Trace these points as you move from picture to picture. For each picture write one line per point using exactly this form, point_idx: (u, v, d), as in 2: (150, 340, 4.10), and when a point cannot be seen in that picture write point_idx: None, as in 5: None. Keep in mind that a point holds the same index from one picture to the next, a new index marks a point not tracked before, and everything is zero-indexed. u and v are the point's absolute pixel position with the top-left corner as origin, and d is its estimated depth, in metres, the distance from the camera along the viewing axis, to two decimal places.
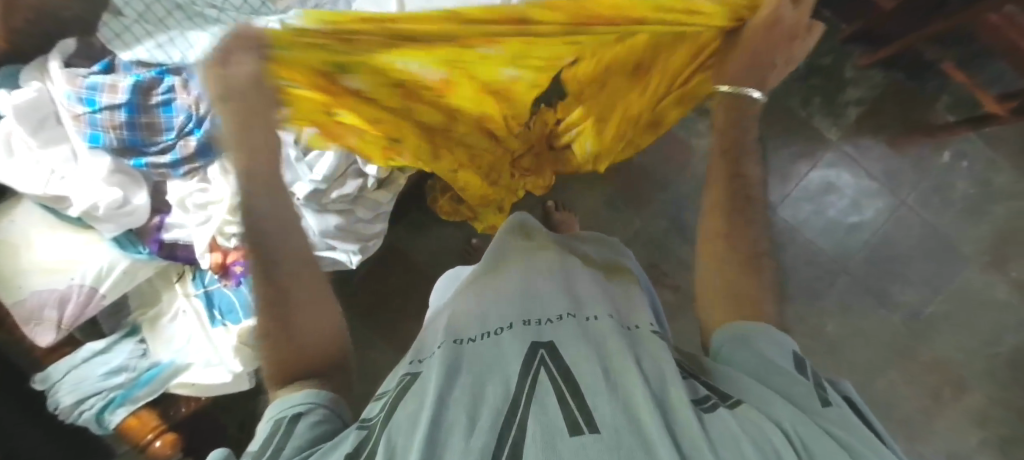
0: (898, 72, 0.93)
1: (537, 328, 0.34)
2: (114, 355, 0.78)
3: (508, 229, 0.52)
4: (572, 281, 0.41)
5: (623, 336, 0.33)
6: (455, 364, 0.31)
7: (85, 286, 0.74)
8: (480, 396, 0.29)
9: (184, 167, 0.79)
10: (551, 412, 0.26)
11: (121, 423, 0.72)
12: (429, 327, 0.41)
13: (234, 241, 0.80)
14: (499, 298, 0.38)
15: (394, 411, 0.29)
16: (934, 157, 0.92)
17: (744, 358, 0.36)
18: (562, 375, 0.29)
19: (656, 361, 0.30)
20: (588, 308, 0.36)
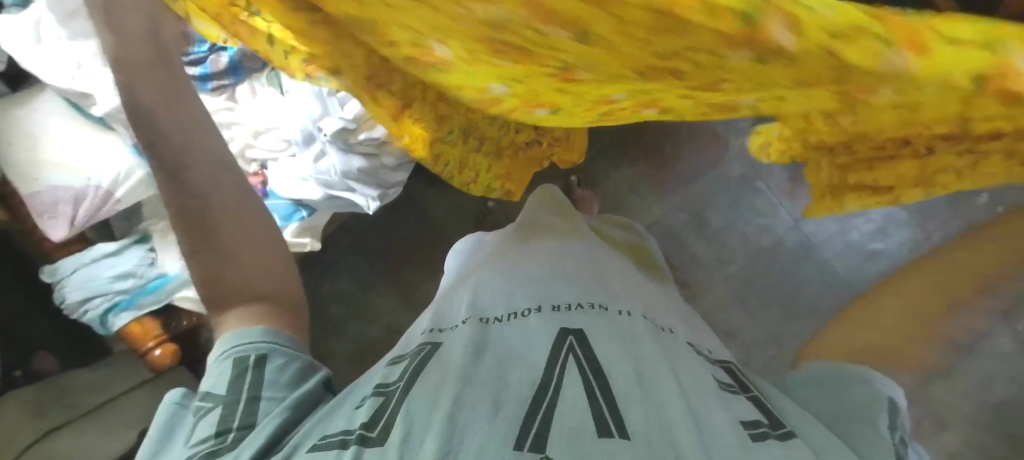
0: None
1: (565, 314, 0.33)
2: (123, 259, 0.78)
3: (545, 202, 0.51)
4: (604, 272, 0.40)
5: (654, 338, 0.32)
6: (480, 344, 0.31)
7: (100, 189, 0.73)
8: (505, 380, 0.28)
9: (213, 82, 0.78)
10: (579, 408, 0.25)
11: (123, 328, 0.74)
12: (452, 296, 0.41)
13: (255, 166, 0.82)
14: (529, 277, 0.38)
15: (416, 379, 0.29)
16: (970, 197, 0.90)
17: (825, 396, 0.37)
18: (592, 368, 0.28)
19: (690, 372, 0.29)
20: (619, 301, 0.36)
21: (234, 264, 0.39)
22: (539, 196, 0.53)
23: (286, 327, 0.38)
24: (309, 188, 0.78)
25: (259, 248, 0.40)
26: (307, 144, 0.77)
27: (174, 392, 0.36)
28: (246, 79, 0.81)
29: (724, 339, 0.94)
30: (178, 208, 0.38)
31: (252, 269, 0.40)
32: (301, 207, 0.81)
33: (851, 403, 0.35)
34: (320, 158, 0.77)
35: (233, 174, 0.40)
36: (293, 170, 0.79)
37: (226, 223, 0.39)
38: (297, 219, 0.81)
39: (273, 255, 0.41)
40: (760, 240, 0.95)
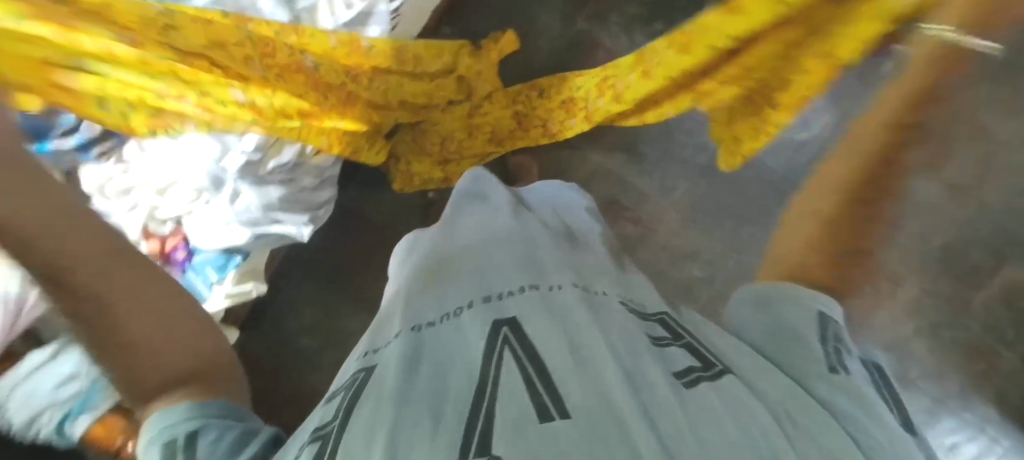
0: None
1: (498, 304, 0.32)
2: (59, 364, 0.75)
3: (466, 190, 0.50)
4: (533, 247, 0.39)
5: (586, 306, 0.31)
6: (414, 355, 0.30)
7: (10, 299, 0.72)
8: (444, 389, 0.27)
9: (97, 149, 0.72)
10: (518, 399, 0.24)
11: (83, 434, 0.70)
12: (387, 310, 0.39)
13: (170, 226, 0.78)
14: (459, 271, 0.37)
15: (352, 412, 0.27)
16: None
17: (759, 316, 0.38)
18: (527, 355, 0.27)
19: (623, 333, 0.29)
20: (551, 276, 0.35)
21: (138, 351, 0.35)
22: (463, 184, 0.51)
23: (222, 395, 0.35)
24: (233, 231, 0.74)
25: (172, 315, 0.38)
26: (217, 189, 0.72)
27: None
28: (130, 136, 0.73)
29: (690, 262, 0.96)
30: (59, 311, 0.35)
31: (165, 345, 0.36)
32: (232, 253, 0.78)
33: (782, 320, 0.36)
34: (236, 197, 0.72)
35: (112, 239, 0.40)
36: (211, 218, 0.74)
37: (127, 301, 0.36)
38: (232, 267, 0.78)
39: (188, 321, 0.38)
40: (698, 159, 0.95)
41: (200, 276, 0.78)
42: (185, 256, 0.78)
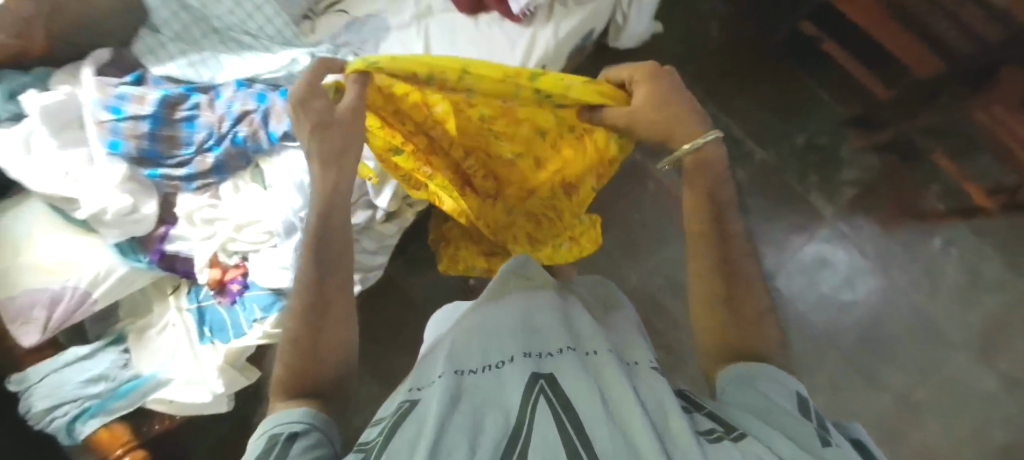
0: (892, 156, 0.97)
1: (537, 360, 0.35)
2: (96, 362, 0.80)
3: (511, 266, 0.54)
4: (570, 316, 0.43)
5: (618, 368, 0.34)
6: (455, 389, 0.32)
7: (78, 289, 0.77)
8: (480, 425, 0.29)
9: (197, 182, 0.82)
10: (552, 443, 0.26)
11: (91, 434, 0.75)
12: (428, 358, 0.41)
13: (235, 259, 0.84)
14: (502, 331, 0.40)
15: (393, 434, 0.29)
16: (924, 242, 0.94)
17: (746, 393, 0.39)
18: (563, 406, 0.30)
19: (652, 394, 0.32)
20: (587, 342, 0.38)
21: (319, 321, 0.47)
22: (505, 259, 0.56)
23: (300, 415, 0.39)
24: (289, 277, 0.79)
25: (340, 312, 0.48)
26: (287, 235, 0.79)
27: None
28: (230, 177, 0.83)
29: None
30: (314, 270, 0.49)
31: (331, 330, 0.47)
32: (279, 296, 0.82)
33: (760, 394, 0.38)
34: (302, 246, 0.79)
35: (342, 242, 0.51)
36: (273, 260, 0.80)
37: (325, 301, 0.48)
38: (276, 308, 0.81)
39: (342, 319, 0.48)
40: None
41: (246, 310, 0.81)
42: (239, 289, 0.83)
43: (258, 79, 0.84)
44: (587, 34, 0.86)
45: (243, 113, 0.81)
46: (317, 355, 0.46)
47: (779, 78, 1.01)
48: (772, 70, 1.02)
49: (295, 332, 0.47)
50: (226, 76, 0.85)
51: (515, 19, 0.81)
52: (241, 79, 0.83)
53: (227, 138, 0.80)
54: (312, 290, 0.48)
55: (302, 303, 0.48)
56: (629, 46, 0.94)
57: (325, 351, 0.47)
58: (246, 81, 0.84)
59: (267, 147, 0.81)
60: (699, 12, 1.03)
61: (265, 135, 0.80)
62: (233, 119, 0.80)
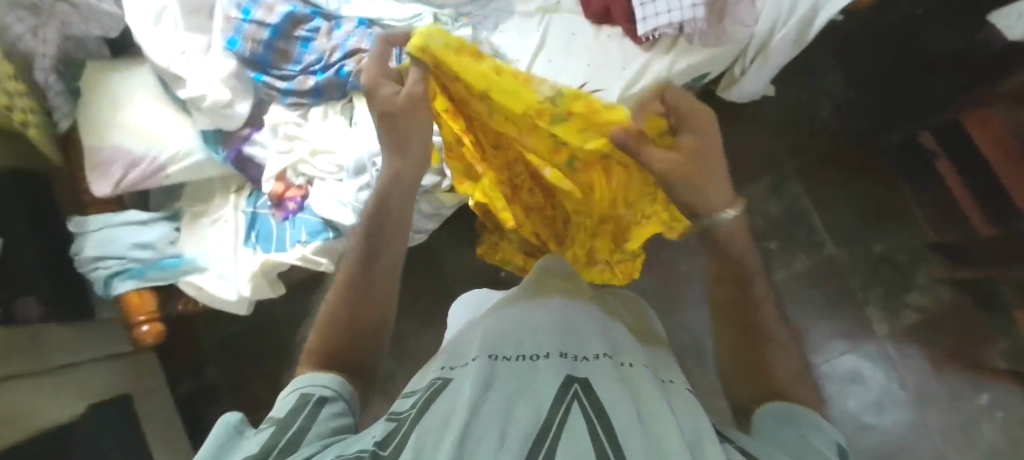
0: (966, 297, 0.92)
1: (573, 363, 0.39)
2: (149, 230, 0.84)
3: (551, 267, 0.60)
4: (608, 332, 0.47)
5: (652, 385, 0.38)
6: (489, 377, 0.36)
7: (157, 161, 0.81)
8: (511, 412, 0.33)
9: (292, 98, 0.86)
10: (582, 443, 0.30)
11: (124, 294, 0.80)
12: (464, 340, 0.46)
13: (301, 180, 0.87)
14: (538, 330, 0.44)
15: (425, 410, 0.34)
16: (970, 394, 0.89)
17: (782, 430, 0.39)
18: (595, 408, 0.33)
19: (689, 418, 0.35)
20: (623, 356, 0.42)
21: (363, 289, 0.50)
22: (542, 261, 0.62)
23: (333, 381, 0.42)
24: (344, 213, 0.81)
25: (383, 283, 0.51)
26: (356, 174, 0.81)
27: (231, 414, 0.38)
28: (323, 103, 0.87)
29: None
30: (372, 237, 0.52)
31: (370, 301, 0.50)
32: (329, 228, 0.84)
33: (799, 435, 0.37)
34: (364, 189, 0.82)
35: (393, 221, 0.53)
36: (335, 193, 0.83)
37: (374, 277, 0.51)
38: (322, 237, 0.84)
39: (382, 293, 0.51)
40: None
41: (294, 231, 0.84)
42: (294, 209, 0.86)
43: (380, 22, 0.87)
44: (700, 76, 0.84)
45: (355, 49, 0.84)
46: (355, 335, 0.48)
47: (872, 182, 0.98)
48: (868, 172, 0.99)
49: (338, 311, 0.49)
50: (350, 11, 0.88)
51: (638, 40, 0.82)
52: (364, 18, 0.87)
53: (333, 68, 0.84)
54: (357, 272, 0.51)
55: (347, 285, 0.50)
56: (740, 101, 0.92)
57: (362, 333, 0.49)
58: (368, 22, 0.87)
59: None
60: (817, 91, 1.01)
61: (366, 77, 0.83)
62: (345, 52, 0.84)
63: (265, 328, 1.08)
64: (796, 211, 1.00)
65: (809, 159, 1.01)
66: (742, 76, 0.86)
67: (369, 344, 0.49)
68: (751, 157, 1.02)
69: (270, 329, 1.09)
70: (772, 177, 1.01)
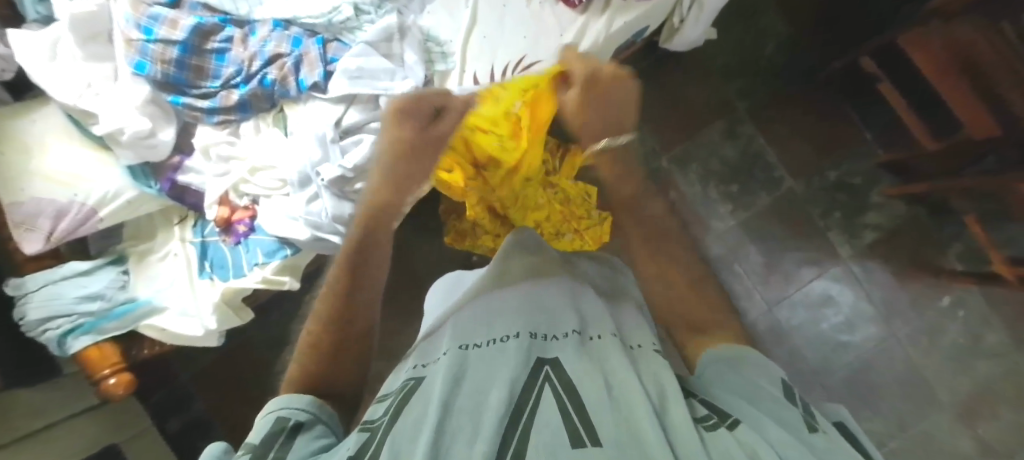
0: (919, 208, 0.95)
1: (542, 343, 0.41)
2: (95, 280, 0.80)
3: (515, 242, 0.59)
4: (577, 301, 0.48)
5: (621, 352, 0.39)
6: (459, 371, 0.37)
7: (86, 206, 0.76)
8: (483, 401, 0.34)
9: (218, 116, 0.80)
10: (555, 425, 0.31)
11: (81, 351, 0.75)
12: (434, 334, 0.47)
13: (246, 200, 0.83)
14: (506, 312, 0.45)
15: (399, 413, 0.35)
16: (933, 299, 0.94)
17: (729, 373, 0.39)
18: (565, 389, 0.35)
19: (656, 378, 0.37)
20: (593, 328, 0.44)
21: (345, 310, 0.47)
22: (512, 238, 0.60)
23: (310, 400, 0.40)
24: (297, 228, 0.78)
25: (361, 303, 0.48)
26: (301, 186, 0.77)
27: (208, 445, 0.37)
28: (253, 117, 0.82)
29: None
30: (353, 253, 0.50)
31: (353, 318, 0.48)
32: (285, 245, 0.81)
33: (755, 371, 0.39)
34: (313, 201, 0.78)
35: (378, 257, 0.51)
36: (283, 209, 0.79)
37: (357, 295, 0.48)
38: (280, 256, 0.81)
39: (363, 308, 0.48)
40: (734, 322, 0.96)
41: (249, 254, 0.81)
42: (245, 231, 0.82)
43: (297, 21, 0.80)
44: (641, 30, 0.83)
45: (276, 54, 0.78)
46: (338, 362, 0.45)
47: (817, 111, 1.00)
48: (813, 100, 1.00)
49: (321, 340, 0.46)
50: (265, 12, 0.81)
51: (571, 4, 0.79)
52: (279, 19, 0.80)
53: (256, 78, 0.78)
54: (337, 303, 0.48)
55: (331, 313, 0.47)
56: (681, 49, 0.91)
57: (343, 360, 0.46)
58: (284, 22, 0.81)
59: (294, 94, 0.79)
60: (758, 28, 1.00)
61: (294, 82, 0.78)
62: (265, 59, 0.78)
63: (243, 353, 1.06)
64: (752, 151, 1.00)
65: (757, 96, 1.01)
66: (681, 27, 0.85)
67: (355, 364, 0.47)
68: (701, 102, 1.01)
69: (249, 354, 1.06)
70: (724, 120, 1.01)
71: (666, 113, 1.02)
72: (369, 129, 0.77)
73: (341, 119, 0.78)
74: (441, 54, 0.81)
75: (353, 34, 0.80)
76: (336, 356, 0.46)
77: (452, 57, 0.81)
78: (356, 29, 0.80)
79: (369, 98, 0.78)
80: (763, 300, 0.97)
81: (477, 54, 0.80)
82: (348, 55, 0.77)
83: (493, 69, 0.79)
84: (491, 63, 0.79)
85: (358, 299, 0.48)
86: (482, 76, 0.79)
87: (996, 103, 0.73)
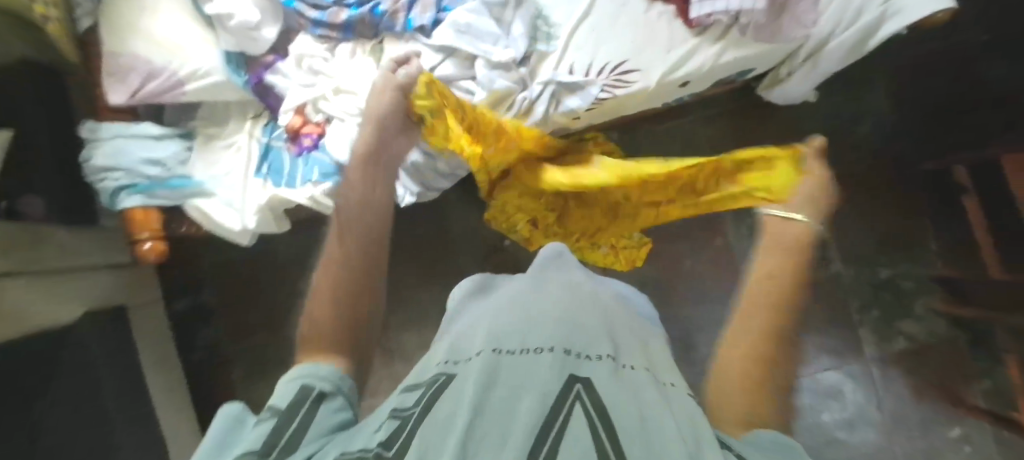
0: (960, 333, 0.93)
1: (575, 360, 0.39)
2: (160, 147, 0.82)
3: (545, 257, 0.60)
4: (613, 330, 0.47)
5: (657, 389, 0.38)
6: (491, 374, 0.36)
7: (175, 75, 0.78)
8: (514, 410, 0.33)
9: (322, 30, 0.82)
10: (586, 449, 0.30)
11: (129, 208, 0.78)
12: (470, 329, 0.46)
13: (319, 118, 0.84)
14: (541, 320, 0.44)
15: (430, 407, 0.34)
16: (944, 428, 0.91)
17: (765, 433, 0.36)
18: (597, 410, 0.33)
19: (692, 421, 0.34)
20: (628, 357, 0.42)
21: (353, 232, 0.47)
22: (546, 248, 0.63)
23: (331, 364, 0.39)
24: None
25: (360, 230, 0.47)
26: None
27: (231, 404, 0.37)
28: (353, 40, 0.83)
29: None
30: (360, 191, 0.51)
31: (360, 243, 0.47)
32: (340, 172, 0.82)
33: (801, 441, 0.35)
34: None
35: (381, 196, 0.51)
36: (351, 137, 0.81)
37: (363, 226, 0.48)
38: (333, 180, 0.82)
39: (365, 241, 0.47)
40: None
41: (306, 169, 0.83)
42: (309, 146, 0.84)
43: None
44: (745, 71, 0.83)
45: None
46: (361, 305, 0.44)
47: (889, 206, 0.97)
48: (888, 194, 0.97)
49: (333, 271, 0.45)
50: None
51: (689, 23, 0.78)
52: None
53: (368, 5, 0.80)
54: (343, 229, 0.47)
55: (340, 237, 0.47)
56: (781, 101, 0.90)
57: (368, 305, 0.45)
58: None
59: (399, 30, 0.81)
60: (856, 106, 0.98)
61: (402, 19, 0.80)
62: None
63: (263, 260, 1.09)
64: None
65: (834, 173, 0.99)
66: (786, 79, 0.85)
67: (365, 303, 0.44)
68: None
69: (267, 262, 1.09)
70: None
71: None
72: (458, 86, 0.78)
73: (434, 67, 0.78)
74: (547, 34, 0.82)
75: None
76: (343, 286, 0.44)
77: (556, 40, 0.81)
78: None
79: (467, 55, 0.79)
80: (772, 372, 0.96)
81: (580, 44, 0.80)
82: (462, 8, 0.78)
83: (590, 65, 0.79)
84: (591, 58, 0.80)
85: (356, 230, 0.47)
86: (578, 68, 0.80)
87: None
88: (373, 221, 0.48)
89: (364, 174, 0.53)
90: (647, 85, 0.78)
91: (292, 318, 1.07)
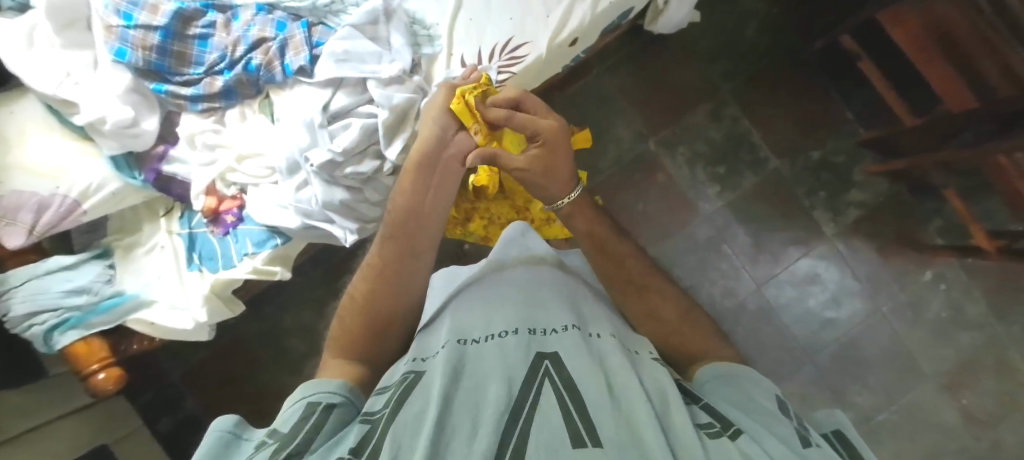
0: (901, 185, 0.97)
1: (542, 339, 0.41)
2: (80, 274, 0.78)
3: (512, 238, 0.58)
4: (576, 298, 0.48)
5: (624, 353, 0.40)
6: (458, 366, 0.38)
7: (68, 198, 0.74)
8: (483, 398, 0.35)
9: (203, 103, 0.79)
10: (556, 424, 0.33)
11: (68, 346, 0.73)
12: (432, 326, 0.48)
13: (233, 190, 0.81)
14: (503, 307, 0.45)
15: (400, 406, 0.35)
16: (916, 273, 0.96)
17: (724, 388, 0.41)
18: (565, 387, 0.36)
19: (657, 383, 0.38)
20: (592, 324, 0.44)
21: (399, 262, 0.51)
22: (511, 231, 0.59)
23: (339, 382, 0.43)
24: (286, 216, 0.77)
25: (404, 267, 0.51)
26: (290, 174, 0.76)
27: (225, 418, 0.39)
28: (238, 103, 0.81)
29: None
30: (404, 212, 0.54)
31: (399, 277, 0.51)
32: (275, 234, 0.80)
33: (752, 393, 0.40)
34: (302, 187, 0.77)
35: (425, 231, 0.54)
36: (272, 197, 0.78)
37: (405, 262, 0.52)
38: (269, 246, 0.80)
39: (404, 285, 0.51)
40: (723, 302, 0.98)
41: (238, 243, 0.80)
42: (233, 221, 0.81)
43: (280, 6, 0.80)
44: (625, 11, 0.84)
45: (260, 39, 0.78)
46: (381, 336, 0.48)
47: (800, 92, 1.01)
48: (797, 81, 1.01)
49: (372, 301, 0.50)
50: None
51: None
52: (262, 3, 0.80)
53: (240, 63, 0.77)
54: (383, 258, 0.52)
55: (380, 268, 0.51)
56: (668, 30, 0.91)
57: (388, 333, 0.49)
58: (267, 6, 0.80)
59: (280, 79, 0.78)
60: (740, 10, 1.01)
61: (280, 66, 0.77)
62: (249, 44, 0.77)
63: (233, 347, 1.05)
64: (737, 132, 1.01)
65: (742, 78, 1.02)
66: (665, 8, 0.86)
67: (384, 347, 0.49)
68: (686, 85, 1.02)
69: (239, 348, 1.05)
70: (709, 103, 1.02)
71: (653, 95, 1.02)
72: (357, 114, 0.77)
73: (329, 103, 0.77)
74: (428, 37, 0.81)
75: (337, 17, 0.81)
76: (374, 321, 0.49)
77: (439, 40, 0.80)
78: (341, 12, 0.81)
79: (356, 81, 0.77)
80: (751, 279, 0.99)
81: (462, 36, 0.80)
82: (334, 38, 0.76)
83: (480, 53, 0.79)
84: (478, 47, 0.79)
85: (404, 267, 0.51)
86: (469, 58, 0.79)
87: (978, 82, 0.75)
88: (412, 260, 0.52)
89: (409, 191, 0.55)
90: (540, 54, 0.78)
91: (282, 393, 1.04)
